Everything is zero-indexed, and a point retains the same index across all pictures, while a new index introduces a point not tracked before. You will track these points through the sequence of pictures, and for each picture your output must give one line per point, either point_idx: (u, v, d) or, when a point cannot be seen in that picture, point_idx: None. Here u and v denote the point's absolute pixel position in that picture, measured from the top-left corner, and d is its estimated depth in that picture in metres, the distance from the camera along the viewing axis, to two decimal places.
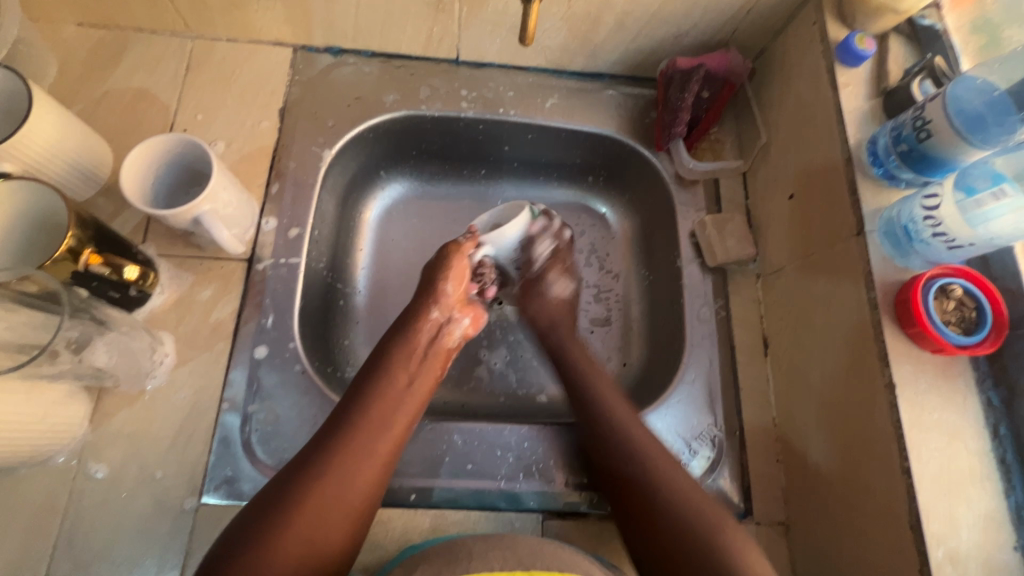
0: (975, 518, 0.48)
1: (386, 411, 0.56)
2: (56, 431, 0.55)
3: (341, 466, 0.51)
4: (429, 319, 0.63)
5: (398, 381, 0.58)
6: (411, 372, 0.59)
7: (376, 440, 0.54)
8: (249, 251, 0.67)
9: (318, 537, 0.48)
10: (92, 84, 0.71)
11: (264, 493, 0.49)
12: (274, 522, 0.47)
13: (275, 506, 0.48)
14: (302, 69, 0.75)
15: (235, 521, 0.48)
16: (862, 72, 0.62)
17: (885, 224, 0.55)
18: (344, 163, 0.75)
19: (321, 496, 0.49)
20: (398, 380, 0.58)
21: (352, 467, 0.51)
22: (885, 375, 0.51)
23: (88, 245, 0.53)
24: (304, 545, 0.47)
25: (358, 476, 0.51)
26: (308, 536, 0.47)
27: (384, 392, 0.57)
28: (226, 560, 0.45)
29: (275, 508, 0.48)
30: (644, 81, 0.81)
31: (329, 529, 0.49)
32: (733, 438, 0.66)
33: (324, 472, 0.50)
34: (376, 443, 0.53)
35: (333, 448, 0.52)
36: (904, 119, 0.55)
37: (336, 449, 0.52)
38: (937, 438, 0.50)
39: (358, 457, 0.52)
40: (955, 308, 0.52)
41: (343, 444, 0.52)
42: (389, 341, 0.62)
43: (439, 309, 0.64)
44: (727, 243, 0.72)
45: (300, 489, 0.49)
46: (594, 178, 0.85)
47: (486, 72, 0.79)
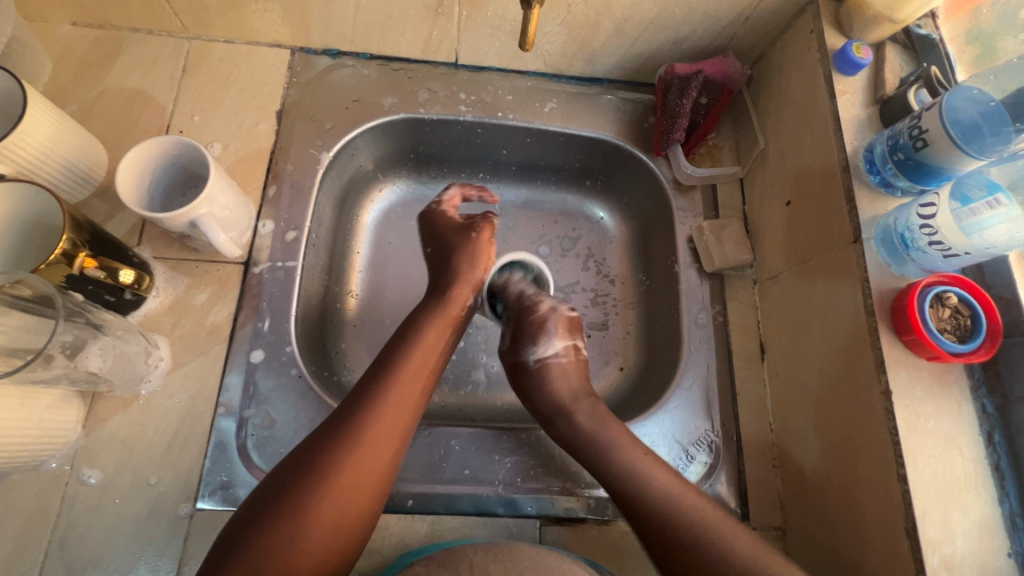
0: (970, 525, 0.48)
1: (411, 378, 0.55)
2: (49, 437, 0.54)
3: (371, 433, 0.51)
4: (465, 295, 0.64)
5: (424, 349, 0.58)
6: (435, 340, 0.59)
7: (404, 408, 0.54)
8: (246, 254, 0.66)
9: (351, 501, 0.48)
10: (88, 84, 0.70)
11: (290, 464, 0.49)
12: (306, 490, 0.47)
13: (308, 472, 0.48)
14: (300, 71, 0.75)
15: (259, 493, 0.48)
16: (858, 81, 0.62)
17: (881, 232, 0.55)
18: (341, 166, 0.75)
19: (357, 460, 0.49)
20: (423, 348, 0.58)
21: (383, 435, 0.51)
22: (882, 381, 0.52)
23: (82, 249, 0.52)
24: (338, 511, 0.47)
25: (386, 443, 0.51)
26: (341, 505, 0.48)
27: (415, 358, 0.57)
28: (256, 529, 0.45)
29: (306, 476, 0.48)
30: (642, 86, 0.82)
31: (361, 497, 0.49)
32: (729, 443, 0.67)
33: (355, 439, 0.50)
34: (403, 410, 0.54)
35: (363, 413, 0.52)
36: (901, 128, 0.56)
37: (365, 416, 0.51)
38: (933, 446, 0.50)
39: (390, 424, 0.52)
40: (950, 316, 0.52)
41: (373, 414, 0.52)
42: (418, 312, 0.62)
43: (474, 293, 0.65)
44: (725, 248, 0.72)
45: (331, 455, 0.49)
46: (593, 182, 0.85)
47: (485, 76, 0.79)
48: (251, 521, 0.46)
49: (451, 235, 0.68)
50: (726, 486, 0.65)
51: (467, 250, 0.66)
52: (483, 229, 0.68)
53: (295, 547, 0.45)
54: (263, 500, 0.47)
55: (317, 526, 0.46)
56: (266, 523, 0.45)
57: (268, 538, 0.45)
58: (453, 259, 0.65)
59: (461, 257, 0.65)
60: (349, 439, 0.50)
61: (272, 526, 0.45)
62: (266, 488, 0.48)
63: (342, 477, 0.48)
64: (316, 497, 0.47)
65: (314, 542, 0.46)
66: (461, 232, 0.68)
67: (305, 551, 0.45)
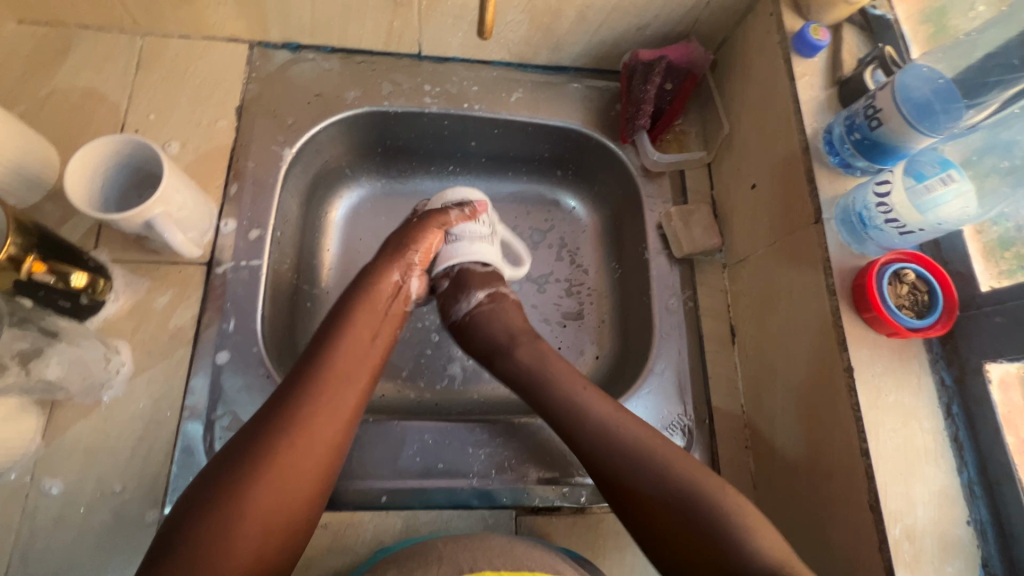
0: (931, 495, 0.49)
1: (351, 371, 0.55)
2: (6, 448, 0.52)
3: (311, 413, 0.50)
4: (387, 282, 0.62)
5: (362, 339, 0.57)
6: (374, 329, 0.59)
7: (346, 390, 0.53)
8: (208, 254, 0.65)
9: (290, 482, 0.47)
10: (36, 84, 0.68)
11: (224, 455, 0.48)
12: (235, 482, 0.46)
13: (245, 455, 0.47)
14: (259, 66, 0.73)
15: (193, 486, 0.46)
16: (817, 63, 0.63)
17: (841, 212, 0.56)
18: (306, 162, 0.74)
19: (287, 453, 0.48)
20: (362, 337, 0.57)
21: (315, 427, 0.50)
22: (844, 359, 0.52)
23: (30, 252, 0.50)
24: (276, 492, 0.46)
25: (327, 425, 0.51)
26: (272, 504, 0.46)
27: (349, 351, 0.56)
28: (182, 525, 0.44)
29: (244, 457, 0.47)
30: (609, 73, 0.82)
31: (299, 479, 0.48)
32: (702, 426, 0.67)
33: (289, 430, 0.49)
34: (344, 392, 0.53)
35: (306, 395, 0.51)
36: (857, 108, 0.56)
37: (306, 398, 0.51)
38: (894, 420, 0.51)
39: (331, 406, 0.52)
40: (909, 293, 0.53)
41: (307, 402, 0.51)
42: (349, 299, 0.60)
43: (399, 273, 0.63)
44: (693, 233, 0.73)
45: (271, 438, 0.48)
46: (563, 172, 0.85)
47: (449, 67, 0.78)
48: (189, 509, 0.44)
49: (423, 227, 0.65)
50: None
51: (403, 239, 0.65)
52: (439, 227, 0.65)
53: (225, 543, 0.44)
54: (204, 483, 0.46)
55: (255, 508, 0.45)
56: (200, 509, 0.44)
57: (197, 527, 0.43)
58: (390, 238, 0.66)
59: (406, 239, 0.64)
60: (282, 424, 0.49)
61: (211, 511, 0.44)
62: (201, 483, 0.46)
63: (282, 459, 0.48)
64: (255, 477, 0.46)
65: (253, 523, 0.45)
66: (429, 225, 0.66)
67: (242, 536, 0.44)
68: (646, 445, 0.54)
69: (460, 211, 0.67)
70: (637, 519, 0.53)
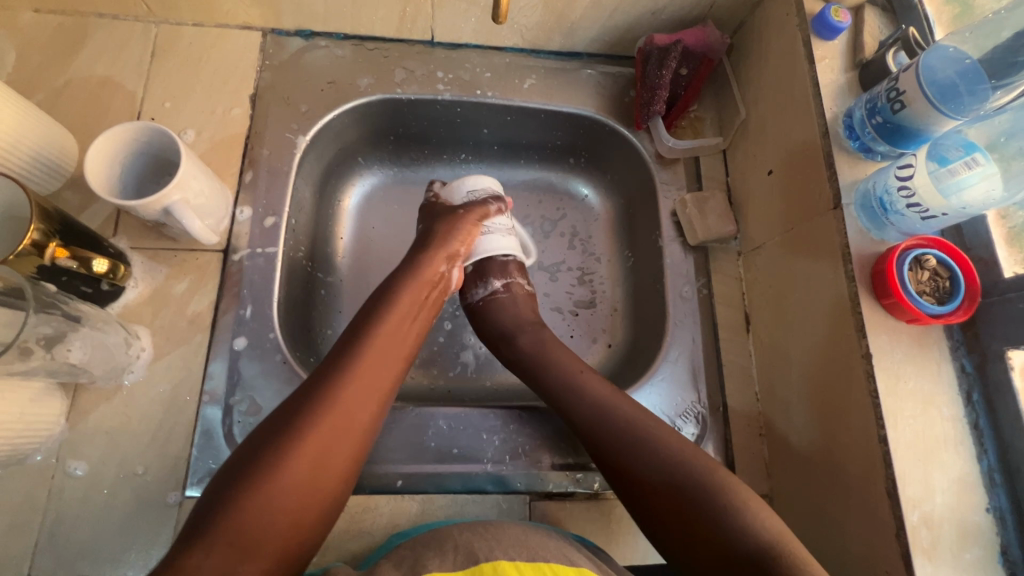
0: (949, 482, 0.49)
1: (394, 350, 0.55)
2: (31, 431, 0.53)
3: (350, 392, 0.51)
4: (435, 272, 0.62)
5: (404, 320, 0.57)
6: (415, 313, 0.59)
7: (383, 372, 0.54)
8: (224, 241, 0.65)
9: (328, 460, 0.48)
10: (54, 72, 0.68)
11: (270, 426, 0.48)
12: (280, 454, 0.46)
13: (285, 430, 0.47)
14: (272, 54, 0.73)
15: (236, 454, 0.47)
16: (837, 46, 0.61)
17: (861, 197, 0.55)
18: (320, 150, 0.74)
19: (330, 430, 0.48)
20: (403, 319, 0.57)
21: (360, 404, 0.51)
22: (863, 345, 0.52)
23: (53, 238, 0.51)
24: (312, 469, 0.47)
25: (366, 405, 0.51)
26: (312, 477, 0.47)
27: (393, 329, 0.56)
28: (225, 494, 0.44)
29: (285, 431, 0.47)
30: (623, 59, 0.81)
31: (336, 459, 0.48)
32: (716, 414, 0.67)
33: (333, 408, 0.49)
34: (383, 372, 0.54)
35: (349, 373, 0.52)
36: (879, 91, 0.55)
37: (345, 376, 0.51)
38: (912, 407, 0.51)
39: (368, 387, 0.52)
40: (930, 279, 0.53)
41: (353, 379, 0.51)
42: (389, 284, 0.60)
43: (446, 265, 0.63)
44: (708, 220, 0.72)
45: (315, 413, 0.49)
46: (576, 160, 0.84)
47: (462, 53, 0.77)
48: (227, 480, 0.45)
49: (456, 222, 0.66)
50: (713, 455, 0.66)
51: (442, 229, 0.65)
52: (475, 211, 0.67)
53: (264, 514, 0.44)
54: (244, 456, 0.46)
55: (293, 483, 0.46)
56: (243, 480, 0.45)
57: (240, 500, 0.44)
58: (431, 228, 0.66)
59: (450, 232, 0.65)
60: (330, 399, 0.49)
61: (247, 482, 0.44)
62: (244, 452, 0.47)
63: (321, 436, 0.48)
64: (292, 454, 0.46)
65: (289, 497, 0.45)
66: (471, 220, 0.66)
67: (278, 511, 0.45)
68: (660, 431, 0.54)
69: (473, 206, 0.68)
70: (642, 510, 0.52)
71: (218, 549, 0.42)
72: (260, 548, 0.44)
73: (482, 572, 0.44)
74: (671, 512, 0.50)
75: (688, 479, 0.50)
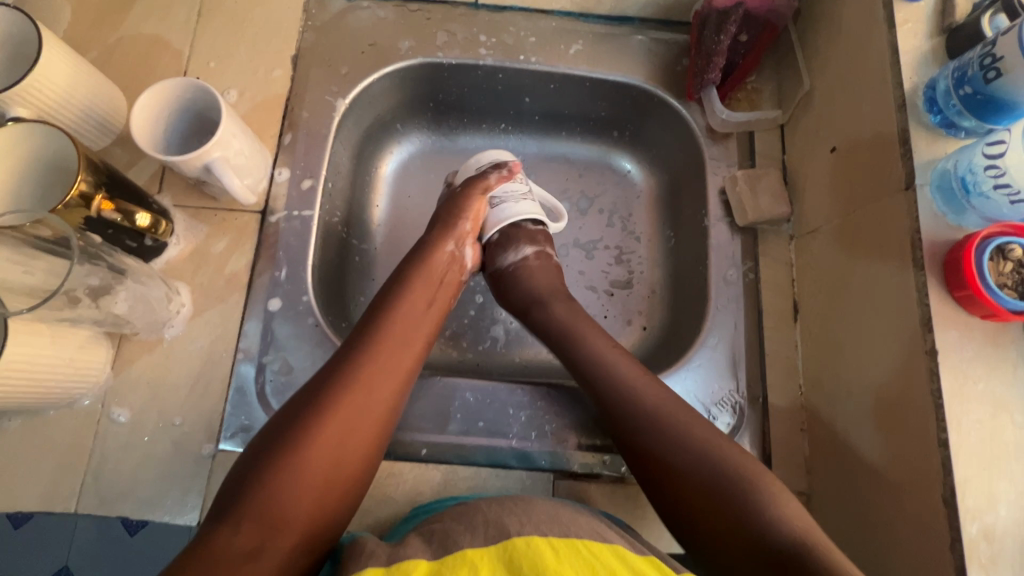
0: (1017, 496, 0.45)
1: (409, 333, 0.56)
2: (80, 375, 0.56)
3: (367, 372, 0.51)
4: (439, 254, 0.62)
5: (417, 303, 0.58)
6: (429, 295, 0.59)
7: (401, 353, 0.54)
8: (262, 203, 0.66)
9: (351, 440, 0.49)
10: (107, 29, 0.69)
11: (290, 409, 0.49)
12: (300, 435, 0.47)
13: (304, 414, 0.48)
14: (315, 14, 0.72)
15: (259, 437, 0.48)
16: (923, 7, 0.55)
17: (938, 177, 0.50)
18: (359, 114, 0.73)
19: (348, 409, 0.49)
20: (416, 302, 0.58)
21: (376, 386, 0.51)
22: (927, 340, 0.48)
23: (100, 190, 0.52)
24: (334, 449, 0.48)
25: (384, 386, 0.52)
26: (336, 460, 0.47)
27: (405, 313, 0.57)
28: (252, 475, 0.45)
29: (303, 414, 0.48)
30: (677, 25, 0.76)
31: (358, 438, 0.49)
32: (755, 405, 0.64)
33: (350, 388, 0.50)
34: (399, 356, 0.54)
35: (365, 355, 0.53)
36: (970, 58, 0.49)
37: (362, 359, 0.52)
38: (980, 411, 0.46)
39: (386, 368, 0.53)
40: (1013, 270, 0.47)
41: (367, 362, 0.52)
42: (403, 270, 0.61)
43: (453, 243, 0.63)
44: (759, 200, 0.67)
45: (332, 395, 0.49)
46: (620, 133, 0.80)
47: (507, 16, 0.74)
48: (253, 459, 0.46)
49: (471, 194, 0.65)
50: (748, 448, 0.63)
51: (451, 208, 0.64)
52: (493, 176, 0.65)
53: (289, 495, 0.45)
54: (269, 436, 0.48)
55: (316, 463, 0.46)
56: (266, 462, 0.46)
57: (265, 481, 0.45)
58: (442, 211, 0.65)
59: (456, 207, 0.64)
60: (347, 382, 0.50)
61: (270, 463, 0.45)
62: (267, 435, 0.48)
63: (343, 416, 0.49)
64: (313, 436, 0.47)
65: (314, 474, 0.46)
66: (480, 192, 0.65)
67: (302, 487, 0.46)
68: (681, 422, 0.52)
69: (498, 173, 0.65)
70: (675, 510, 0.50)
71: (247, 526, 0.43)
72: (287, 525, 0.44)
73: (515, 547, 0.43)
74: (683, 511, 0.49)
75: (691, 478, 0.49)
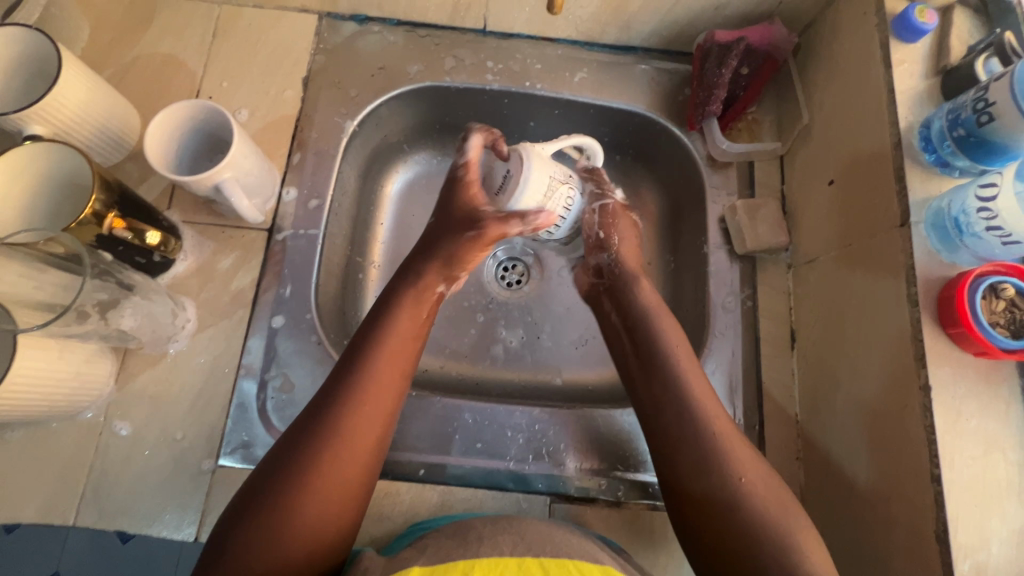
0: (1008, 533, 0.45)
1: (391, 369, 0.54)
2: (84, 389, 0.57)
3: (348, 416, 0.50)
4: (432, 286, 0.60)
5: (401, 337, 0.56)
6: (413, 329, 0.58)
7: (383, 396, 0.53)
8: (269, 221, 0.67)
9: (333, 494, 0.48)
10: (123, 48, 0.71)
11: (273, 461, 0.49)
12: (284, 492, 0.46)
13: (287, 470, 0.47)
14: (326, 37, 0.74)
15: (243, 490, 0.48)
16: (919, 49, 0.56)
17: (932, 215, 0.51)
18: (366, 135, 0.74)
19: (331, 463, 0.48)
20: (400, 336, 0.56)
21: (360, 433, 0.50)
22: (921, 376, 0.48)
23: (112, 209, 0.53)
24: (319, 503, 0.47)
25: (368, 432, 0.51)
26: (320, 515, 0.47)
27: (389, 350, 0.55)
28: (236, 532, 0.45)
29: (287, 469, 0.47)
30: (680, 55, 0.77)
31: (343, 493, 0.48)
32: (751, 432, 0.64)
33: (332, 438, 0.49)
34: (383, 398, 0.53)
35: (346, 400, 0.51)
36: (964, 101, 0.51)
37: (342, 403, 0.51)
38: (973, 447, 0.47)
39: (370, 412, 0.51)
40: (1005, 310, 0.48)
41: (349, 406, 0.51)
42: (387, 302, 0.58)
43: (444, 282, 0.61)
44: (758, 229, 0.68)
45: (314, 447, 0.48)
46: (623, 157, 0.82)
47: (514, 43, 0.76)
48: (238, 515, 0.46)
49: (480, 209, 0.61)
50: None
51: (460, 247, 0.60)
52: (491, 228, 0.59)
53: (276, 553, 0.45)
54: (253, 490, 0.47)
55: (299, 524, 0.46)
56: (249, 521, 0.45)
57: (249, 541, 0.44)
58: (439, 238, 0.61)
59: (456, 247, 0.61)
60: (330, 433, 0.49)
61: (254, 522, 0.45)
62: (250, 489, 0.47)
63: (322, 469, 0.48)
64: (297, 494, 0.46)
65: (301, 529, 0.46)
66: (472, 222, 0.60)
67: (289, 547, 0.45)
68: (719, 435, 0.52)
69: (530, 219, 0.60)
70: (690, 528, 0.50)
71: None
72: None
73: (508, 565, 0.43)
74: (704, 518, 0.49)
75: (722, 492, 0.49)
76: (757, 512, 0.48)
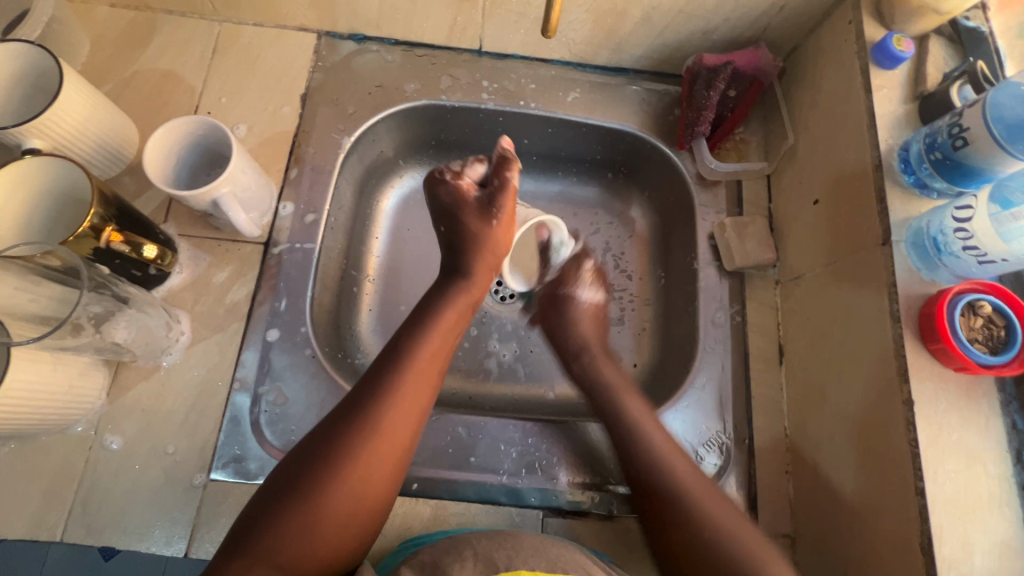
0: (990, 545, 0.46)
1: (428, 368, 0.56)
2: (75, 402, 0.56)
3: (392, 422, 0.52)
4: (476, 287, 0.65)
5: (439, 337, 0.58)
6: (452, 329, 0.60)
7: (418, 394, 0.54)
8: (266, 234, 0.68)
9: (366, 489, 0.49)
10: (123, 64, 0.72)
11: (301, 456, 0.50)
12: (316, 486, 0.48)
13: (321, 465, 0.48)
14: (325, 56, 0.76)
15: (271, 482, 0.49)
16: (898, 75, 0.59)
17: (912, 235, 0.53)
18: (363, 151, 0.76)
19: (367, 458, 0.49)
20: (438, 336, 0.58)
21: (394, 430, 0.52)
22: (904, 391, 0.50)
23: (109, 223, 0.54)
24: (354, 497, 0.49)
25: (402, 428, 0.52)
26: (351, 508, 0.48)
27: (426, 350, 0.57)
28: (264, 522, 0.46)
29: (319, 464, 0.49)
30: (670, 77, 0.80)
31: (376, 486, 0.50)
32: (741, 446, 0.65)
33: (369, 435, 0.50)
34: (419, 396, 0.54)
35: (380, 397, 0.52)
36: (940, 126, 0.53)
37: (380, 399, 0.52)
38: (955, 460, 0.48)
39: (404, 410, 0.52)
40: (983, 326, 0.50)
41: (387, 406, 0.52)
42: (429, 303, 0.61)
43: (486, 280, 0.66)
44: (747, 246, 0.70)
45: (349, 443, 0.50)
46: (614, 175, 0.84)
47: (509, 63, 0.78)
48: (263, 508, 0.47)
49: (470, 219, 0.65)
50: (735, 488, 0.63)
51: (489, 245, 0.65)
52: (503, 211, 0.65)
53: (306, 541, 0.46)
54: (281, 484, 0.48)
55: (332, 516, 0.47)
56: (278, 513, 0.46)
57: (278, 531, 0.46)
58: (471, 245, 0.65)
59: (480, 246, 0.65)
60: (366, 429, 0.50)
61: (282, 515, 0.46)
62: (277, 481, 0.49)
63: (357, 465, 0.49)
64: (329, 487, 0.48)
65: (332, 522, 0.47)
66: (482, 216, 0.65)
67: (320, 537, 0.47)
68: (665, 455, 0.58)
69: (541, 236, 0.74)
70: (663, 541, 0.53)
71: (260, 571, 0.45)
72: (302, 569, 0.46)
73: None
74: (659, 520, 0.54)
75: (688, 503, 0.54)
76: (706, 522, 0.52)
